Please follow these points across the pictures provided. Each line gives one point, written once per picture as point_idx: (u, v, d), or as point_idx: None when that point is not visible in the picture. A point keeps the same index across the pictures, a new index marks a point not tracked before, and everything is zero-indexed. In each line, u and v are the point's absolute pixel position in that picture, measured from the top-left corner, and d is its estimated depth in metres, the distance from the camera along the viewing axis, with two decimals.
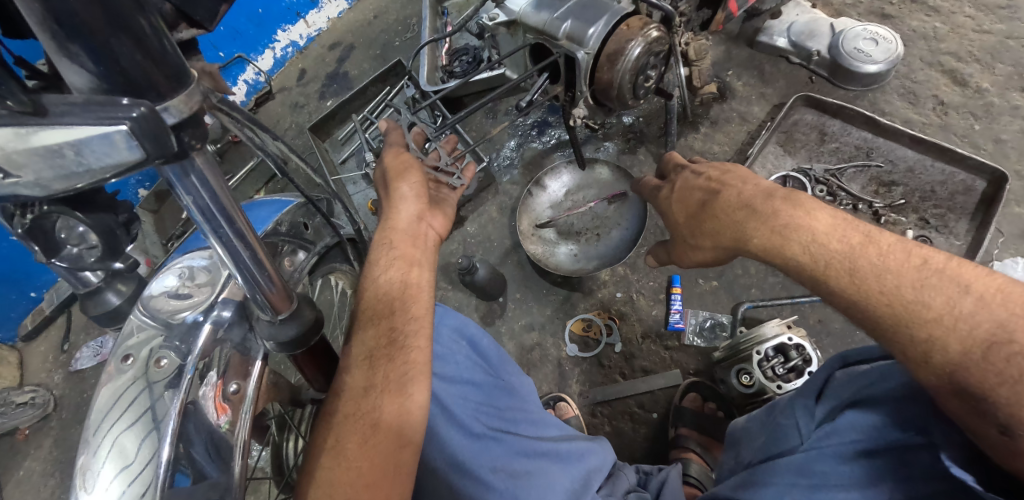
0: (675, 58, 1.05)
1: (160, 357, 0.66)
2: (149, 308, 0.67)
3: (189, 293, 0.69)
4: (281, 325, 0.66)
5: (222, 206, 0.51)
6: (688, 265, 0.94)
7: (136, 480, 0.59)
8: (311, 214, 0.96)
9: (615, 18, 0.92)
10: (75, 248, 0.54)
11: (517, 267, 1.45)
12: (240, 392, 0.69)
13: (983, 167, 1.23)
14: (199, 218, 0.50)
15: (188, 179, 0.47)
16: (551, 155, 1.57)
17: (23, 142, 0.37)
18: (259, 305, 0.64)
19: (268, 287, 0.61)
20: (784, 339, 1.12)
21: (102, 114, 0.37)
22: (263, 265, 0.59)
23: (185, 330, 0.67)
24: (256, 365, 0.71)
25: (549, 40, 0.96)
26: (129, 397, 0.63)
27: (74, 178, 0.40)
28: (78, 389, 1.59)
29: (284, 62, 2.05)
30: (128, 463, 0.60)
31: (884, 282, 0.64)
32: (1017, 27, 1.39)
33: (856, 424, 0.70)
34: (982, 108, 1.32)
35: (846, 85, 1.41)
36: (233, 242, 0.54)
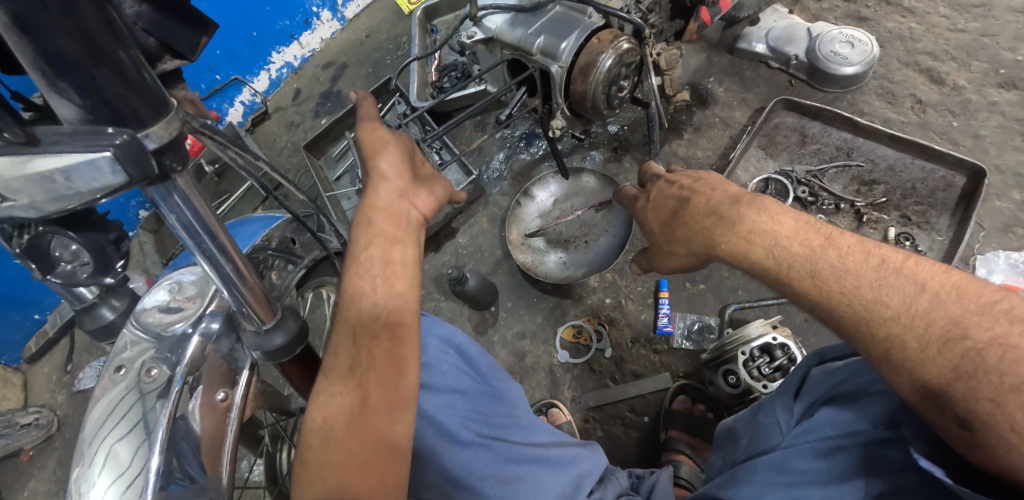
0: (649, 69, 1.08)
1: (151, 368, 0.68)
2: (140, 321, 0.69)
3: (179, 306, 0.72)
4: (267, 335, 0.69)
5: (205, 223, 0.54)
6: (667, 271, 0.97)
7: (131, 489, 0.61)
8: (299, 231, 0.99)
9: (586, 32, 0.95)
10: (69, 265, 0.56)
11: (508, 276, 1.47)
12: (228, 400, 0.72)
13: (961, 163, 1.25)
14: (183, 234, 0.53)
15: (171, 198, 0.50)
16: (539, 166, 1.60)
17: (18, 169, 0.40)
18: (247, 317, 0.67)
19: (252, 299, 0.64)
20: (769, 339, 1.13)
21: (89, 143, 0.40)
22: (249, 279, 0.62)
23: (175, 342, 0.69)
24: (243, 375, 0.74)
25: (524, 55, 0.99)
26: (124, 408, 0.66)
27: (66, 199, 0.43)
28: (82, 408, 1.62)
29: (279, 82, 2.10)
30: (124, 472, 0.62)
31: (844, 282, 0.67)
32: (991, 25, 1.41)
33: (832, 421, 0.72)
34: (959, 105, 1.34)
35: (825, 87, 1.43)
36: (216, 257, 0.57)
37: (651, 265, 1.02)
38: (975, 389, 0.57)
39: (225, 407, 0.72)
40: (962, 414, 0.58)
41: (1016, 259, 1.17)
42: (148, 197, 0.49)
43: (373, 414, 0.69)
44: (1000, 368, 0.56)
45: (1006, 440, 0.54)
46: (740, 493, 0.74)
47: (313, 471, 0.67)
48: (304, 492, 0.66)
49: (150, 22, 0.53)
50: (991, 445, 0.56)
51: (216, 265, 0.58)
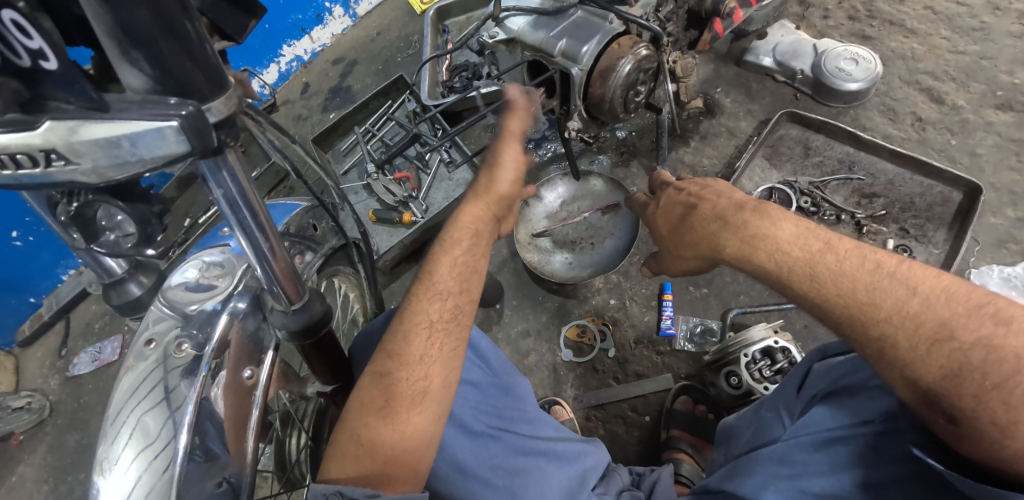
0: (664, 76, 1.11)
1: (182, 342, 0.69)
2: (166, 298, 0.70)
3: (211, 284, 0.73)
4: (293, 316, 0.70)
5: (248, 199, 0.55)
6: (675, 274, 1.00)
7: (157, 463, 0.63)
8: (319, 217, 1.01)
9: (606, 37, 0.98)
10: (113, 235, 0.58)
11: (513, 275, 1.49)
12: (254, 378, 0.73)
13: (959, 180, 1.29)
14: (226, 210, 0.55)
15: (220, 173, 0.51)
16: (547, 168, 1.63)
17: (85, 131, 0.41)
18: (274, 298, 0.68)
19: (280, 280, 0.65)
20: (770, 342, 1.16)
21: (155, 112, 0.42)
22: (281, 257, 0.63)
23: (204, 319, 0.70)
24: (267, 355, 0.75)
25: (545, 57, 1.02)
26: (152, 385, 0.67)
27: (126, 167, 0.44)
28: (75, 394, 1.61)
29: (288, 76, 2.11)
30: (149, 447, 0.63)
31: (840, 285, 0.70)
32: (990, 48, 1.45)
33: (835, 414, 0.74)
34: (957, 124, 1.38)
35: (829, 102, 1.47)
36: (255, 234, 0.58)
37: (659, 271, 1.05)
38: (961, 386, 0.61)
39: (251, 384, 0.73)
40: (949, 409, 0.61)
41: (1009, 274, 1.19)
42: (195, 169, 0.51)
43: (404, 392, 0.71)
44: (982, 365, 0.60)
45: (989, 433, 0.58)
46: (745, 484, 0.76)
47: (358, 449, 0.68)
48: (342, 468, 0.68)
49: (204, 3, 0.54)
50: (977, 437, 0.59)
51: (252, 243, 0.59)
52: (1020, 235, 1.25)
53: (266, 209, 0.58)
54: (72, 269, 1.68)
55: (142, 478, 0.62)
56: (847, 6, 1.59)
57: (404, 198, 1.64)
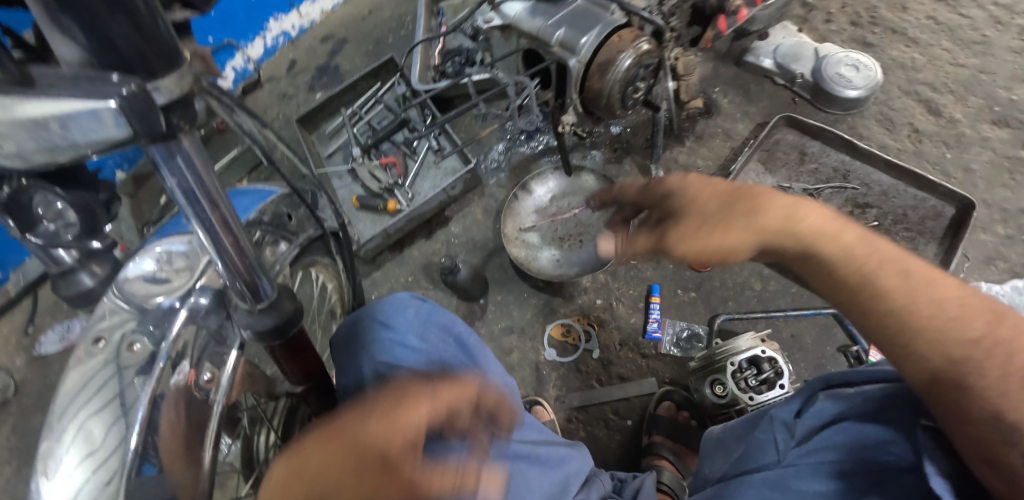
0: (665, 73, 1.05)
1: (133, 341, 0.64)
2: (121, 290, 0.65)
3: (166, 278, 0.67)
4: (259, 315, 0.65)
5: (206, 189, 0.50)
6: (635, 245, 0.79)
7: (107, 464, 0.57)
8: (295, 206, 0.94)
9: (607, 28, 0.93)
10: (52, 224, 0.52)
11: (500, 269, 1.48)
12: (214, 381, 0.68)
13: (952, 194, 1.28)
14: (182, 200, 0.50)
15: (173, 160, 0.46)
16: (538, 160, 1.62)
17: (10, 111, 0.36)
18: (238, 295, 0.63)
19: (243, 278, 0.60)
20: (757, 351, 1.13)
21: (91, 90, 0.36)
22: (244, 252, 0.58)
23: (161, 315, 0.65)
24: (230, 356, 0.70)
25: (542, 46, 0.98)
26: (98, 385, 0.61)
27: (59, 151, 0.39)
28: (41, 374, 1.55)
29: (274, 51, 2.03)
30: (96, 447, 0.58)
31: (934, 295, 0.64)
32: (990, 62, 1.43)
33: (837, 444, 0.71)
34: (953, 137, 1.37)
35: (828, 108, 1.45)
36: (215, 227, 0.53)
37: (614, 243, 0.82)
38: None
39: (208, 389, 0.68)
40: None
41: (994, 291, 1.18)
42: (146, 156, 0.46)
43: None
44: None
45: None
46: None
47: None
48: None
49: None
50: None
51: (211, 237, 0.54)
52: (1008, 253, 1.25)
53: (227, 203, 0.53)
54: None
55: (83, 488, 0.56)
56: (850, 11, 1.56)
57: (389, 185, 1.58)
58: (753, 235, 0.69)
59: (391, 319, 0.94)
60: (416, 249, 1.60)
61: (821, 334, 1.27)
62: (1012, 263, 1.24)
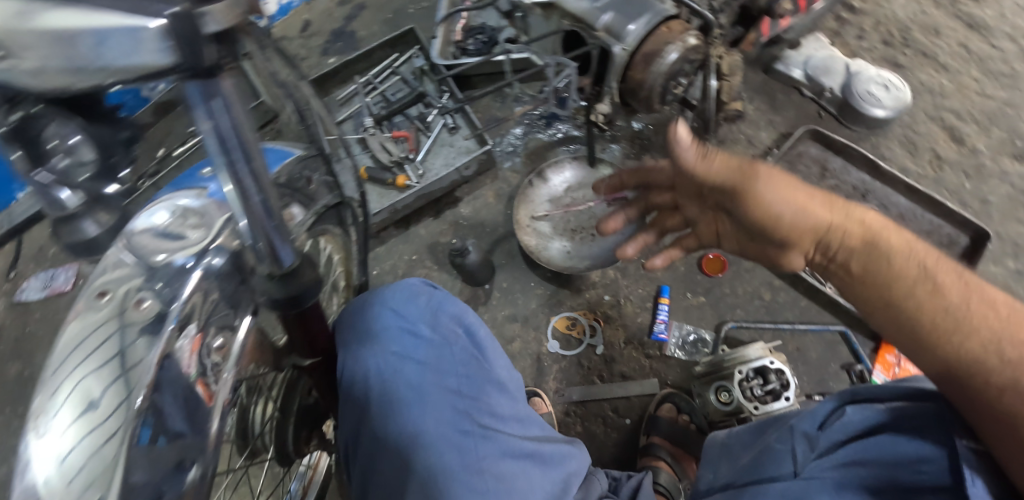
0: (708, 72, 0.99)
1: (142, 298, 0.57)
2: (130, 245, 0.58)
3: (180, 233, 0.60)
4: (279, 281, 0.60)
5: (243, 139, 0.45)
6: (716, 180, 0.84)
7: (103, 426, 0.51)
8: (314, 169, 0.90)
9: (657, 18, 0.91)
10: (64, 161, 0.46)
11: (507, 256, 1.46)
12: (225, 349, 0.63)
13: (968, 223, 1.28)
14: (215, 150, 0.44)
15: (211, 101, 0.41)
16: (555, 149, 1.59)
17: (35, 20, 0.29)
18: (259, 260, 0.58)
19: (266, 242, 0.55)
20: (766, 362, 1.13)
21: (135, 4, 0.30)
22: (274, 213, 0.53)
23: (172, 275, 0.58)
24: (243, 321, 0.65)
25: (585, 29, 0.94)
26: (96, 343, 0.54)
27: (86, 76, 0.32)
28: (21, 321, 1.49)
29: (288, 10, 1.96)
30: (92, 408, 0.51)
31: (993, 302, 0.70)
32: (1016, 96, 1.43)
33: (869, 458, 0.70)
34: (974, 168, 1.37)
35: (852, 125, 1.44)
36: (246, 182, 0.48)
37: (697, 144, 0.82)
38: None
39: (222, 355, 0.63)
40: None
41: None
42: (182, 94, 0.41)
43: None
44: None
45: None
46: None
47: None
48: None
49: None
50: None
51: (237, 193, 0.48)
52: (1016, 287, 1.26)
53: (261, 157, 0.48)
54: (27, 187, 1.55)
55: (74, 452, 0.49)
56: (884, 29, 1.54)
57: (400, 159, 1.53)
58: (823, 209, 0.80)
59: (401, 307, 0.90)
60: (423, 228, 1.56)
61: (826, 351, 1.26)
62: (1019, 297, 1.25)
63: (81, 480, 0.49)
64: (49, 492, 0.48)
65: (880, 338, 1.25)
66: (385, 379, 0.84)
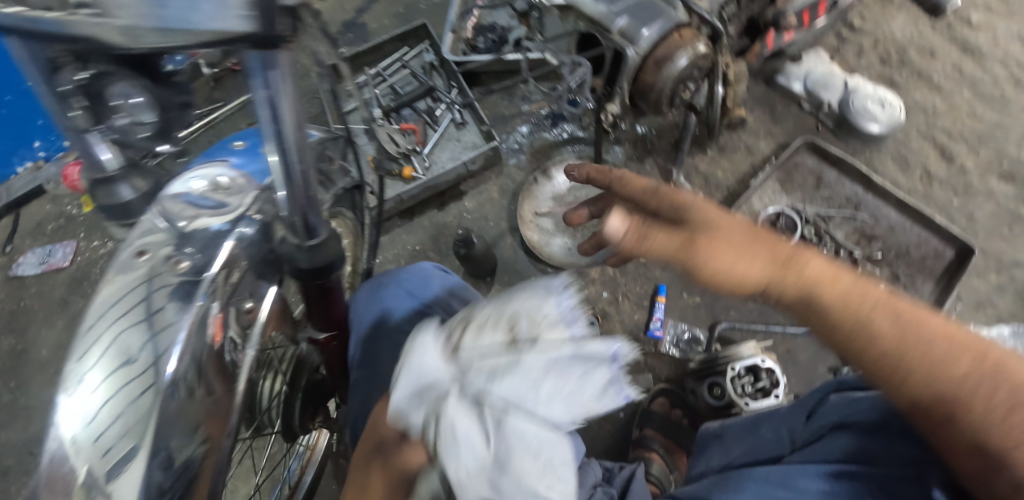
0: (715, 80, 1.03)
1: (179, 259, 0.58)
2: (165, 210, 0.59)
3: (215, 201, 0.62)
4: (309, 252, 0.62)
5: (292, 110, 0.48)
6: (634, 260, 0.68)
7: (128, 389, 0.52)
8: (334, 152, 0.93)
9: (669, 24, 0.94)
10: (125, 119, 0.51)
11: (509, 250, 1.49)
12: (253, 312, 0.65)
13: (955, 238, 1.33)
14: (266, 117, 0.47)
15: (270, 71, 0.43)
16: (560, 148, 1.62)
17: None
18: (290, 230, 0.61)
19: (299, 213, 0.57)
20: (757, 360, 1.17)
21: None
22: (311, 183, 0.55)
23: (208, 240, 0.60)
24: (269, 290, 0.67)
25: (601, 32, 0.98)
26: (125, 307, 0.55)
27: (170, 36, 0.34)
28: (16, 295, 1.49)
29: None
30: (118, 372, 0.53)
31: (909, 329, 0.58)
32: (1006, 118, 1.48)
33: (844, 447, 0.73)
34: (962, 185, 1.42)
35: (848, 139, 1.49)
36: (289, 151, 0.51)
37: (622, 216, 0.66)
38: None
39: (249, 319, 0.65)
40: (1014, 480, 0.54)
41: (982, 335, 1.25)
42: (243, 62, 0.43)
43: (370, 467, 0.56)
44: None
45: None
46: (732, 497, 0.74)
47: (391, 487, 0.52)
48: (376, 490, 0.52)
49: None
50: None
51: (281, 160, 0.51)
52: (997, 300, 1.31)
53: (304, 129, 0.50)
54: (29, 162, 1.57)
55: (101, 412, 0.51)
56: (881, 48, 1.60)
57: (407, 151, 1.55)
58: (762, 266, 0.61)
59: (416, 289, 0.94)
60: (427, 219, 1.58)
61: (815, 354, 1.31)
62: (1000, 310, 1.30)
63: (107, 439, 0.51)
64: (77, 449, 0.50)
65: None
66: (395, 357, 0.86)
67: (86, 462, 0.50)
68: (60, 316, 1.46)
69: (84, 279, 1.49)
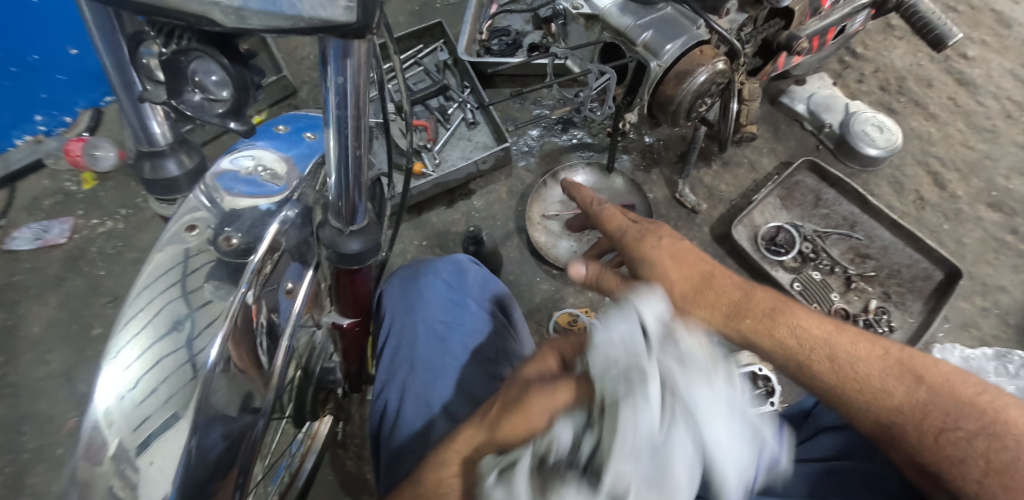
0: (734, 96, 1.06)
1: (230, 236, 0.60)
2: (211, 186, 0.62)
3: (262, 182, 0.64)
4: (347, 237, 0.64)
5: (357, 98, 0.50)
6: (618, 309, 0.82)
7: (167, 361, 0.54)
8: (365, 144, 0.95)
9: (691, 41, 0.98)
10: (199, 96, 0.49)
11: (515, 250, 1.52)
12: (293, 292, 0.67)
13: (944, 261, 1.39)
14: (334, 102, 0.49)
15: (345, 60, 0.46)
16: (569, 153, 1.65)
17: None
18: (333, 214, 0.63)
19: (346, 198, 0.60)
20: (754, 368, 1.22)
21: None
22: (360, 169, 0.58)
23: (255, 220, 0.61)
24: (308, 273, 0.68)
25: (626, 43, 1.02)
26: (169, 283, 0.58)
27: (276, 19, 0.38)
28: (9, 269, 1.47)
29: None
30: (159, 344, 0.55)
31: (852, 366, 0.66)
32: (995, 150, 1.55)
33: (834, 444, 0.75)
34: (952, 211, 1.48)
35: (847, 161, 1.54)
36: (348, 136, 0.53)
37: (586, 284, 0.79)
38: (982, 484, 0.56)
39: (288, 299, 0.66)
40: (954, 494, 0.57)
41: (967, 355, 1.31)
42: (323, 49, 0.46)
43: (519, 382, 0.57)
44: (987, 453, 0.57)
45: None
46: None
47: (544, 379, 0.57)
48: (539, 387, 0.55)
49: None
50: None
51: (340, 146, 0.54)
52: (981, 322, 1.37)
53: (366, 117, 0.53)
54: (29, 135, 1.56)
55: (139, 383, 0.53)
56: (882, 76, 1.66)
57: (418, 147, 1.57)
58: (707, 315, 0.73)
59: (452, 280, 0.95)
60: (434, 216, 1.58)
61: None
62: (983, 332, 1.36)
63: (145, 409, 0.52)
64: (115, 418, 0.52)
65: None
66: (428, 347, 0.87)
67: (123, 430, 0.51)
68: (54, 292, 1.44)
69: (83, 256, 1.48)
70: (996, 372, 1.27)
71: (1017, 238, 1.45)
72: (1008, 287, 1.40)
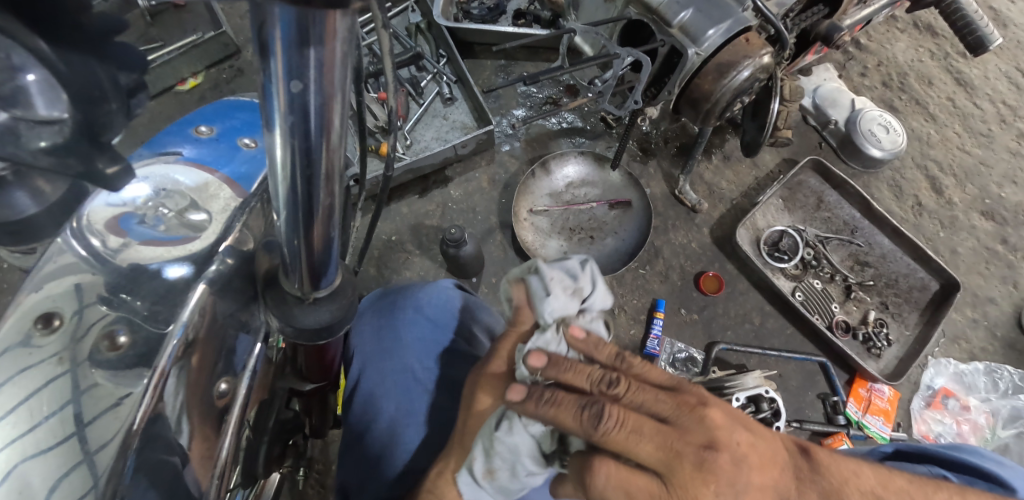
0: (774, 94, 0.92)
1: (115, 331, 0.37)
2: (91, 225, 0.41)
3: (166, 224, 0.42)
4: (313, 307, 0.43)
5: (326, 116, 0.27)
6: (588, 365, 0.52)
7: (32, 474, 0.33)
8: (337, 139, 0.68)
9: (738, 27, 0.83)
10: None
11: (498, 248, 1.36)
12: (230, 395, 0.43)
13: (943, 272, 1.34)
14: (281, 119, 0.27)
15: (308, 50, 0.23)
16: (559, 139, 1.48)
17: None
18: (289, 275, 0.40)
19: (309, 251, 0.37)
20: (761, 390, 1.13)
21: None
22: (327, 223, 0.35)
23: (162, 294, 0.39)
24: (251, 354, 0.45)
25: (657, 23, 0.85)
26: (19, 361, 0.35)
27: None
28: None
29: None
30: (20, 444, 0.33)
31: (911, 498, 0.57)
32: (990, 156, 1.52)
33: None
34: (949, 218, 1.45)
35: (849, 160, 1.47)
36: (303, 176, 0.30)
37: (525, 400, 0.50)
38: None
39: (224, 406, 0.42)
40: None
41: (960, 370, 1.31)
42: (261, 32, 0.23)
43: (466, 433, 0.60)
44: None
45: None
46: None
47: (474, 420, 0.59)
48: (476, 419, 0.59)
49: None
50: None
51: (296, 189, 0.31)
52: (971, 335, 1.36)
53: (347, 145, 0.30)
54: None
55: None
56: (884, 70, 1.58)
57: None
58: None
59: (437, 317, 0.78)
60: (405, 206, 1.38)
61: (805, 379, 1.29)
62: (973, 345, 1.35)
63: None
64: None
65: (855, 371, 1.30)
66: (411, 413, 0.71)
67: None
68: None
69: None
70: (986, 389, 1.29)
71: (1006, 249, 1.43)
72: (997, 299, 1.39)
